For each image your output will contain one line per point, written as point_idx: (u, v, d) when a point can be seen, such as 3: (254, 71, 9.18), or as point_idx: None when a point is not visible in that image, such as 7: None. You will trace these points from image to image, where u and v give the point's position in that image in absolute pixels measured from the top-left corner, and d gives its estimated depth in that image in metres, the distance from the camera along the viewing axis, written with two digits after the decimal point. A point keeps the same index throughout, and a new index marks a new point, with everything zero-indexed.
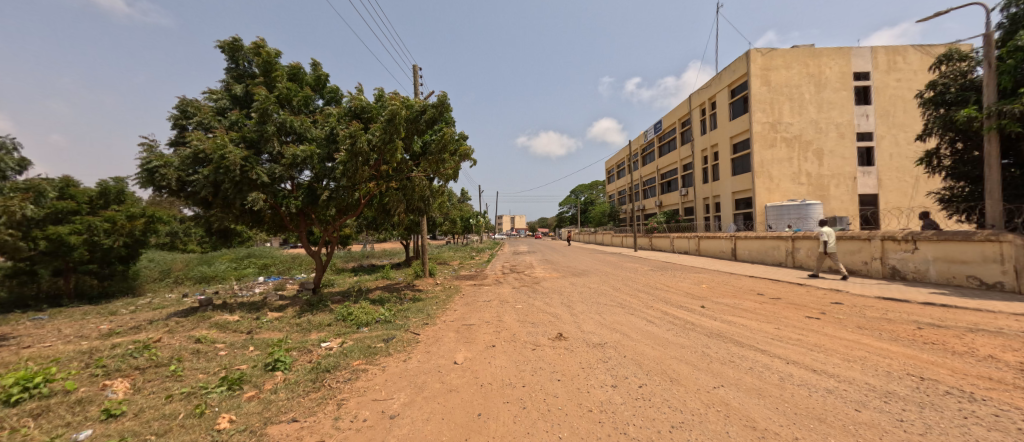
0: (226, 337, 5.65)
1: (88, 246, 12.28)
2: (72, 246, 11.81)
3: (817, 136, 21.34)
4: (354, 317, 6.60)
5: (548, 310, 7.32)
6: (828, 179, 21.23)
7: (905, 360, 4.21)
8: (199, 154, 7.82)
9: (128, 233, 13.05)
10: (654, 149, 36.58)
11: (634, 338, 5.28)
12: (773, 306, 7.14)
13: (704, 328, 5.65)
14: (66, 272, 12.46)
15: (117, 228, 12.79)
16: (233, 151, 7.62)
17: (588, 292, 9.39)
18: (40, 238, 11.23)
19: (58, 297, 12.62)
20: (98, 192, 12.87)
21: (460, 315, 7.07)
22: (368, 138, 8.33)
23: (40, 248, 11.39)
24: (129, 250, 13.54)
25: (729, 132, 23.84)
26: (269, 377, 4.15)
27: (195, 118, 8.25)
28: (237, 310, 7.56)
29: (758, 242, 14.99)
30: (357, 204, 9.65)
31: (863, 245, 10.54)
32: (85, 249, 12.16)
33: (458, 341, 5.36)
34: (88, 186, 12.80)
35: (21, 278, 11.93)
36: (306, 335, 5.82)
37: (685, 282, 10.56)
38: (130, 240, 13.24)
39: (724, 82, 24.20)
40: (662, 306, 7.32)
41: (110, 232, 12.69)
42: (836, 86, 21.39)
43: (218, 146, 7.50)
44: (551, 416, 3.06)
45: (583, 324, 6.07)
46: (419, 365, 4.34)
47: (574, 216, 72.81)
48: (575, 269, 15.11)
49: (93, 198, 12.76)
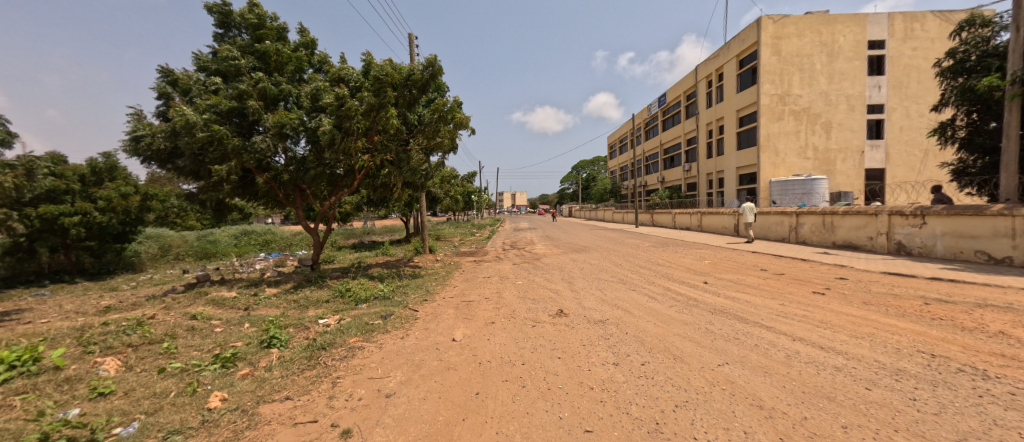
0: (222, 314, 5.59)
1: (84, 225, 12.27)
2: (68, 225, 11.82)
3: (827, 109, 20.71)
4: (352, 293, 6.55)
5: (548, 286, 7.26)
6: (834, 153, 20.77)
7: (914, 336, 4.09)
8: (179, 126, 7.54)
9: (125, 211, 13.04)
10: (657, 123, 35.80)
11: (637, 314, 5.19)
12: (777, 282, 7.02)
13: (707, 304, 5.54)
14: (64, 248, 12.46)
15: (113, 203, 12.74)
16: (204, 118, 7.36)
17: (589, 268, 9.29)
18: (35, 218, 11.24)
19: (61, 273, 12.70)
20: (89, 169, 12.72)
21: (459, 292, 6.99)
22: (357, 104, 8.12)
23: (36, 227, 11.39)
24: (127, 228, 13.50)
25: (735, 105, 23.19)
26: (265, 354, 4.08)
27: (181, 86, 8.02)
28: (235, 286, 7.52)
29: (761, 218, 14.82)
30: (353, 178, 9.32)
31: (870, 220, 10.33)
32: (82, 227, 12.15)
33: (457, 317, 5.28)
34: (78, 163, 12.63)
35: (20, 254, 11.91)
36: (304, 312, 5.73)
37: (688, 258, 10.45)
38: (128, 218, 13.20)
39: (732, 52, 23.34)
40: (665, 282, 7.22)
41: (107, 210, 12.66)
42: (848, 55, 20.58)
43: (192, 116, 7.24)
44: (551, 396, 2.97)
45: (584, 300, 5.98)
46: (416, 342, 4.26)
47: (575, 193, 72.65)
48: (576, 245, 15.02)
49: (85, 175, 12.65)
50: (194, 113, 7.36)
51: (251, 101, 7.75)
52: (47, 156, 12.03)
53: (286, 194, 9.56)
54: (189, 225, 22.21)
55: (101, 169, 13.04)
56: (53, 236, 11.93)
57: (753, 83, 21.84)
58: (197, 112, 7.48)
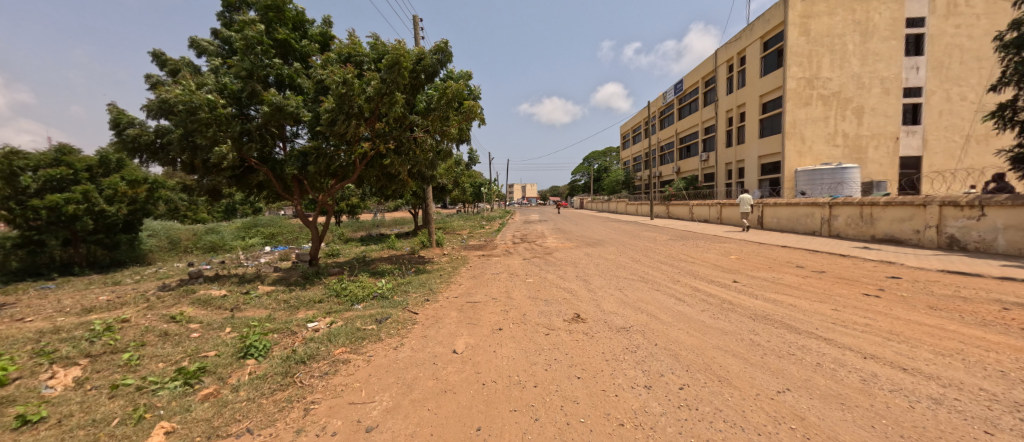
0: (205, 315, 5.11)
1: (92, 216, 12.04)
2: (74, 215, 11.60)
3: (859, 92, 19.36)
4: (348, 292, 6.00)
5: (562, 285, 6.64)
6: (866, 140, 19.47)
7: (1016, 354, 3.33)
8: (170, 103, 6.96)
9: (132, 200, 12.78)
10: (673, 111, 34.52)
11: (666, 320, 4.51)
12: (820, 281, 6.26)
13: (746, 309, 4.83)
14: (73, 241, 12.28)
15: (118, 195, 12.40)
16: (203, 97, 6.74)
17: (605, 264, 8.61)
18: (41, 208, 11.06)
19: (70, 265, 12.54)
20: (96, 160, 12.39)
21: (464, 291, 6.40)
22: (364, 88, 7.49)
23: (43, 217, 11.23)
24: (136, 219, 13.27)
25: (758, 90, 21.93)
26: (237, 368, 3.54)
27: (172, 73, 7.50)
28: (227, 283, 7.04)
29: (788, 209, 13.84)
30: (353, 166, 8.72)
31: (916, 211, 9.38)
32: (89, 218, 11.92)
33: (460, 322, 4.68)
34: (87, 154, 12.34)
35: (31, 247, 11.82)
36: (292, 314, 5.20)
37: (712, 253, 9.66)
38: (135, 208, 12.95)
39: (756, 33, 21.99)
40: (691, 281, 6.50)
41: (113, 200, 12.39)
42: (884, 34, 19.15)
43: (183, 95, 6.75)
44: (571, 435, 2.35)
45: (602, 303, 5.32)
46: (410, 355, 3.65)
47: (587, 184, 71.45)
48: (589, 239, 14.33)
49: (93, 166, 12.35)
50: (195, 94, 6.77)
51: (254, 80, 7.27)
52: (54, 146, 11.83)
53: (283, 186, 8.95)
54: (199, 217, 22.03)
55: (111, 161, 12.69)
56: (63, 228, 11.75)
57: (779, 65, 20.54)
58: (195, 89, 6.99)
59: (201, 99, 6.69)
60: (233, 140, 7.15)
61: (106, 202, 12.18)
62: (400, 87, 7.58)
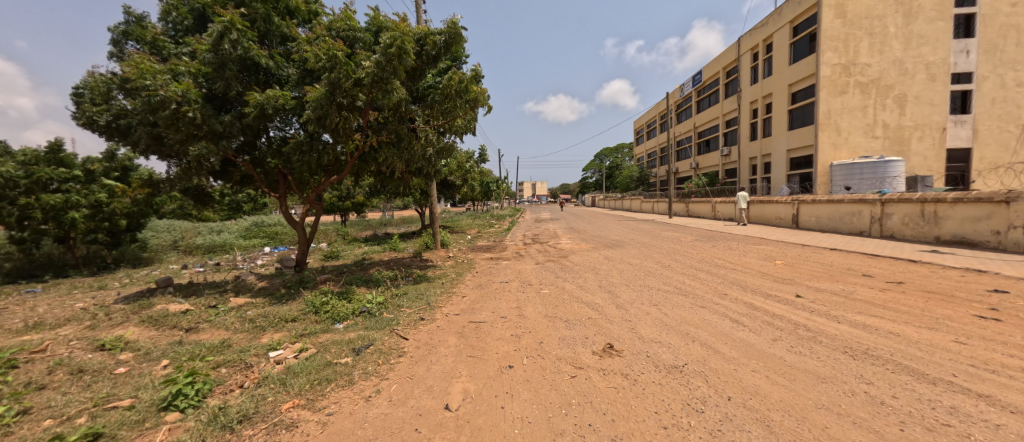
0: (147, 339, 4.17)
1: (91, 215, 11.20)
2: (74, 214, 10.76)
3: (902, 79, 17.71)
4: (329, 309, 4.99)
5: (583, 298, 5.56)
6: (909, 131, 17.83)
7: None
8: (128, 82, 5.62)
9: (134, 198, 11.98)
10: (690, 104, 32.99)
11: (730, 356, 3.40)
12: (905, 297, 5.06)
13: (833, 339, 3.67)
14: (70, 242, 11.47)
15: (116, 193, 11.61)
16: (171, 90, 5.43)
17: (630, 271, 7.51)
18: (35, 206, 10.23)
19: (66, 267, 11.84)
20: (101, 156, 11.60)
21: (466, 306, 5.35)
22: (354, 74, 6.06)
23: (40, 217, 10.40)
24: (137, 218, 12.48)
25: (787, 78, 20.44)
26: (146, 430, 2.58)
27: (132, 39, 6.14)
28: (197, 293, 6.10)
29: (830, 206, 12.42)
30: (345, 160, 7.63)
31: (997, 209, 8.04)
32: (88, 217, 11.09)
33: (458, 355, 3.63)
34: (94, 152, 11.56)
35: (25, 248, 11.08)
36: (254, 339, 4.20)
37: (752, 257, 8.44)
38: (137, 207, 12.17)
39: (786, 17, 20.43)
40: (741, 295, 5.34)
41: (111, 198, 11.59)
42: (930, 15, 17.43)
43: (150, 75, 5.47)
44: None
45: (638, 327, 4.22)
46: (384, 413, 2.61)
47: (598, 182, 69.88)
48: (607, 240, 13.16)
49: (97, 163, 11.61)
50: (166, 83, 5.47)
51: (231, 69, 5.89)
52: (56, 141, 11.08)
53: (269, 181, 7.82)
54: (204, 215, 21.35)
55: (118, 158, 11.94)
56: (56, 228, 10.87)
57: (811, 51, 18.99)
58: (169, 74, 5.63)
59: (173, 92, 5.39)
60: (210, 134, 5.94)
61: (104, 195, 11.46)
62: (401, 74, 6.19)
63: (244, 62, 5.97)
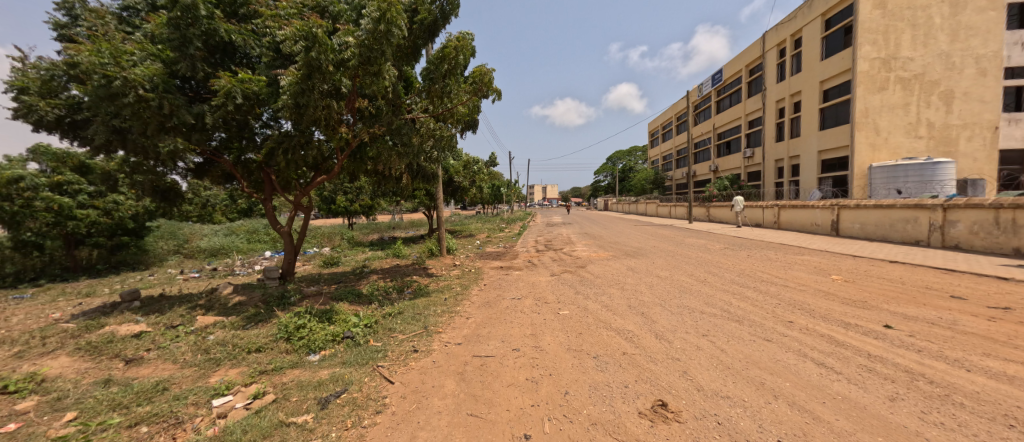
0: (72, 376, 3.35)
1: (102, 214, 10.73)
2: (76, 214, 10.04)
3: (948, 74, 16.20)
4: (302, 335, 4.09)
5: (614, 324, 4.55)
6: (957, 130, 16.30)
7: None
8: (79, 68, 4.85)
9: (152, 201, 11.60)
10: (709, 105, 31.66)
11: (838, 427, 2.39)
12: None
13: (977, 400, 2.64)
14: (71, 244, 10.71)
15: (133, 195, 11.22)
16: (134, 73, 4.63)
17: (664, 287, 6.46)
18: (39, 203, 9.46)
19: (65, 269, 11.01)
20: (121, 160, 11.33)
21: (470, 333, 4.41)
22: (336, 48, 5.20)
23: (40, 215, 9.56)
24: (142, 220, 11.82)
25: (819, 75, 19.17)
26: None
27: (83, 23, 5.40)
28: (165, 310, 5.29)
29: (878, 212, 11.13)
30: (337, 157, 6.74)
31: None
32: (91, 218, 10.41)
33: (456, 414, 2.66)
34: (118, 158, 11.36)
35: (30, 250, 10.16)
36: (199, 379, 3.33)
37: (803, 272, 7.29)
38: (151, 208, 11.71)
39: (816, 10, 19.18)
40: (812, 324, 4.28)
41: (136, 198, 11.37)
42: (980, 4, 15.92)
43: (100, 57, 4.67)
44: None
45: (691, 371, 3.22)
46: None
47: (611, 185, 68.43)
48: (628, 247, 12.06)
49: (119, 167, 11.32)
50: (128, 66, 4.68)
51: (195, 46, 5.11)
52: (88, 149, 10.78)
53: (253, 183, 7.02)
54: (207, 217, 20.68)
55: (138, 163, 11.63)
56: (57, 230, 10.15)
57: (846, 45, 17.70)
58: (130, 56, 4.83)
59: (136, 75, 4.61)
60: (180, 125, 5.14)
61: (103, 192, 10.79)
62: (391, 53, 5.33)
63: (212, 39, 5.22)
